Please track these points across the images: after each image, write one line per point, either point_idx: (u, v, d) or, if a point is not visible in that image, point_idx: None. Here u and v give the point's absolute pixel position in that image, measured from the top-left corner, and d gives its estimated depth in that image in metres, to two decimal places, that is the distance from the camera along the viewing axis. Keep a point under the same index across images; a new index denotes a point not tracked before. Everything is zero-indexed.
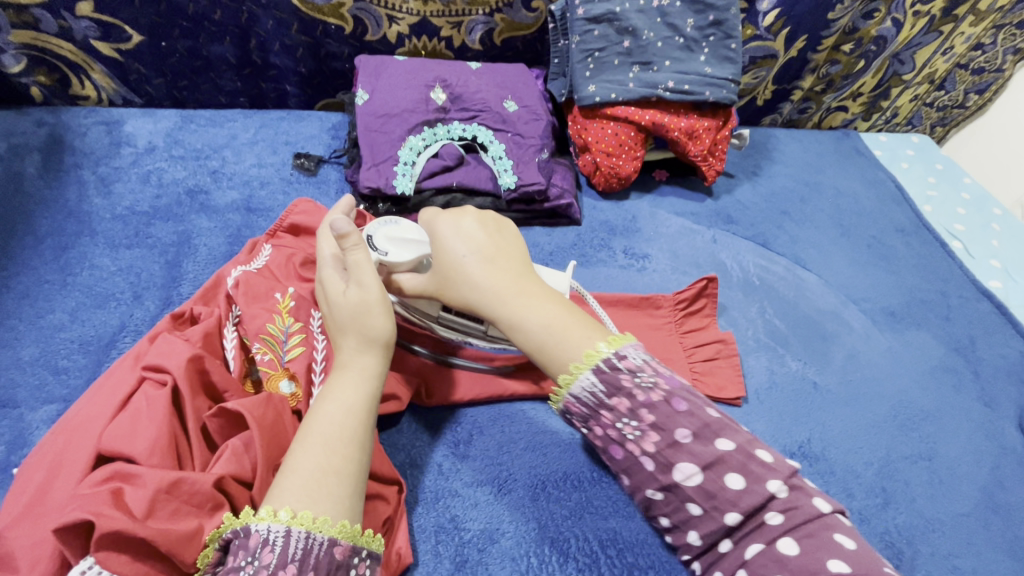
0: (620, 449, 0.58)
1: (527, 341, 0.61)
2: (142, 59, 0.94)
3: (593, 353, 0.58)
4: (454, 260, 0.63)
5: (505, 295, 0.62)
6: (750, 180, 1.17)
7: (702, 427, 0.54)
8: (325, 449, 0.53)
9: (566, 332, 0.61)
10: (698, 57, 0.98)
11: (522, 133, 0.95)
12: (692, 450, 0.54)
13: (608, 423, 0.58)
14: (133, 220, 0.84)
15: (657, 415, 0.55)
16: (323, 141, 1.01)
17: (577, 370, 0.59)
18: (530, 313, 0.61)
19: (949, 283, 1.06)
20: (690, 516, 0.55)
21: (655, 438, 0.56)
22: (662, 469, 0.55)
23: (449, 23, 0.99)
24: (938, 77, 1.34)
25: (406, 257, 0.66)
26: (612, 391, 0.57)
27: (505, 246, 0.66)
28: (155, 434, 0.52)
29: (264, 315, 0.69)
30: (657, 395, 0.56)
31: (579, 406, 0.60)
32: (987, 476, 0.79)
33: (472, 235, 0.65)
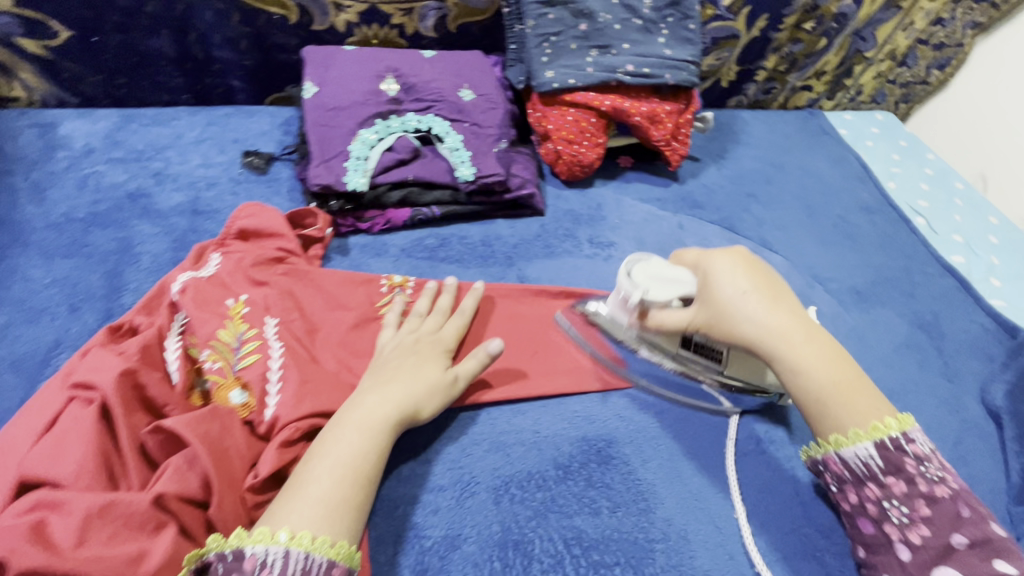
0: (873, 525, 0.61)
1: (814, 389, 0.61)
2: (74, 57, 0.89)
3: (882, 426, 0.60)
4: (733, 299, 0.63)
5: (807, 335, 0.63)
6: (716, 163, 1.16)
7: (944, 510, 0.57)
8: (335, 476, 0.54)
9: (843, 387, 0.61)
10: (656, 38, 0.96)
11: (479, 122, 0.92)
12: (959, 558, 0.55)
13: (869, 497, 0.61)
14: (70, 228, 0.80)
15: (935, 509, 0.57)
16: (274, 137, 0.97)
17: (858, 437, 0.60)
18: (818, 366, 0.62)
19: (913, 259, 1.07)
20: (893, 560, 0.59)
21: (924, 532, 0.57)
22: (914, 563, 0.56)
23: (400, 9, 0.95)
24: (900, 53, 1.35)
25: (663, 294, 0.67)
26: (893, 470, 0.59)
27: (772, 286, 0.66)
28: (84, 457, 0.49)
29: (214, 321, 0.65)
30: (943, 490, 0.57)
31: (843, 468, 0.62)
32: (950, 451, 0.80)
33: (744, 278, 0.65)
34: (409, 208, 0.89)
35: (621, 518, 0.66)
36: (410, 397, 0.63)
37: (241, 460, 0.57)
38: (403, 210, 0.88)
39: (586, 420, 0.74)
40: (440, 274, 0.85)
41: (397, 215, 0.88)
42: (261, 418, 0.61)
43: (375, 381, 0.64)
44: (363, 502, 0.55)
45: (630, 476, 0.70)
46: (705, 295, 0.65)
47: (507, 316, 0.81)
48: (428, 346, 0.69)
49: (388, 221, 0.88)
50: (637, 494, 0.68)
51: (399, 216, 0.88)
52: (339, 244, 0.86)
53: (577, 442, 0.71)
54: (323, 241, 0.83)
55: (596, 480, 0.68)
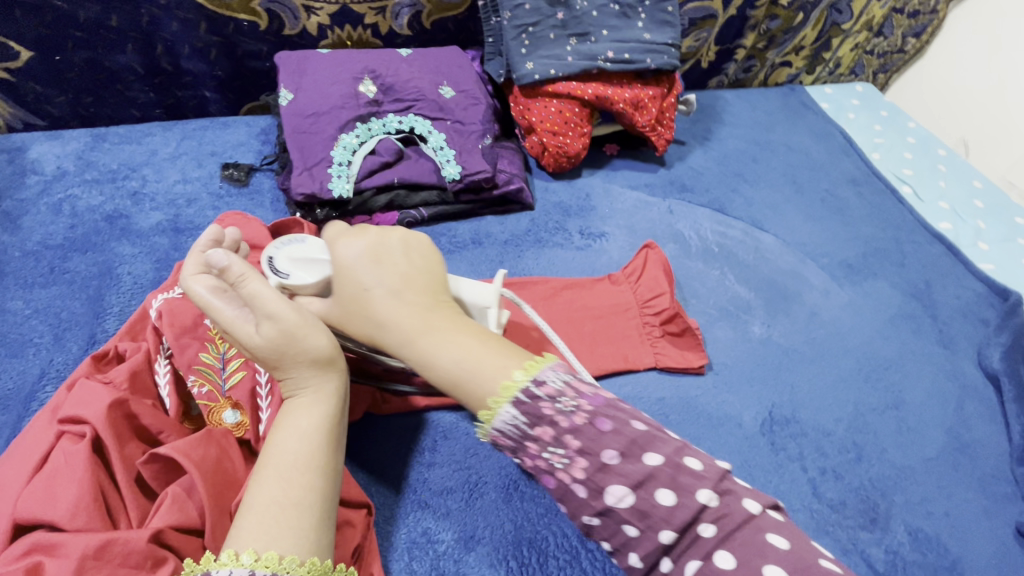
0: (551, 475, 0.50)
1: (444, 376, 0.52)
2: (38, 78, 0.85)
3: (529, 369, 0.50)
4: (362, 290, 0.55)
5: (417, 327, 0.53)
6: (701, 145, 1.16)
7: (585, 435, 0.47)
8: (284, 480, 0.48)
9: (480, 363, 0.51)
10: (635, 23, 0.95)
11: (462, 120, 0.90)
12: (675, 474, 0.46)
13: (535, 454, 0.50)
14: (47, 255, 0.77)
15: (582, 439, 0.47)
16: (253, 147, 0.95)
17: (496, 405, 0.50)
18: (445, 349, 0.52)
19: (901, 229, 1.08)
20: (627, 540, 0.47)
21: (584, 464, 0.47)
22: (594, 495, 0.47)
23: (373, 8, 0.92)
24: (876, 23, 1.34)
25: (310, 279, 0.58)
26: (534, 422, 0.48)
27: (412, 260, 0.57)
28: (78, 493, 0.48)
29: (194, 346, 0.63)
30: (581, 418, 0.48)
31: (506, 437, 0.51)
32: (952, 417, 0.80)
33: (389, 262, 0.56)
34: (397, 212, 0.87)
35: None
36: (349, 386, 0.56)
37: (242, 483, 0.56)
38: (391, 214, 0.86)
39: None
40: None
41: (385, 219, 0.85)
42: (258, 435, 0.61)
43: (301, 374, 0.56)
44: (326, 503, 0.49)
45: None
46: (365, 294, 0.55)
47: None
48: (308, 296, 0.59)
49: (376, 227, 0.85)
50: None
51: (388, 221, 0.85)
52: None
53: None
54: None
55: None
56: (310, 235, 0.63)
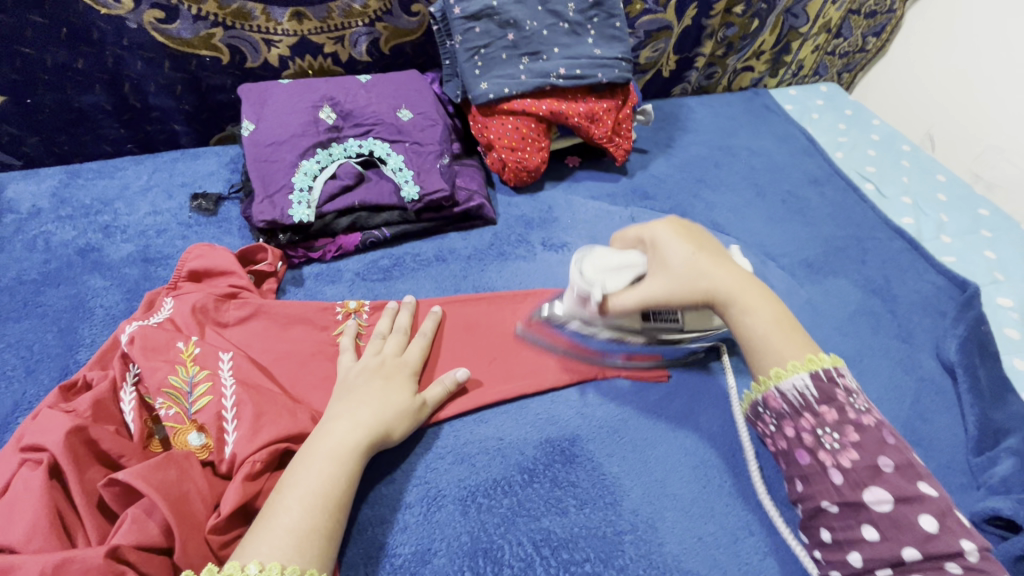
0: (807, 454, 0.59)
1: (758, 332, 0.63)
2: (11, 121, 0.89)
3: (817, 358, 0.60)
4: (685, 263, 0.65)
5: (745, 285, 0.65)
6: (664, 153, 1.18)
7: (867, 434, 0.57)
8: (307, 504, 0.55)
9: (783, 327, 0.63)
10: (585, 40, 0.98)
11: (420, 141, 0.93)
12: (886, 479, 0.54)
13: (804, 428, 0.59)
14: (21, 291, 0.80)
15: (864, 435, 0.57)
16: (222, 177, 0.98)
17: (794, 369, 0.60)
18: (763, 306, 0.64)
19: (863, 226, 1.09)
20: (860, 536, 0.54)
21: (853, 456, 0.56)
22: (849, 487, 0.55)
23: (331, 38, 0.96)
24: (834, 25, 1.36)
25: (619, 283, 0.68)
26: (825, 399, 0.58)
27: (712, 247, 0.69)
28: (37, 517, 0.51)
29: (164, 367, 0.65)
30: (868, 420, 0.58)
31: (781, 401, 0.61)
32: (909, 410, 0.82)
33: (686, 242, 0.67)
34: (359, 233, 0.90)
35: (588, 514, 0.67)
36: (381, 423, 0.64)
37: (204, 501, 0.58)
38: (354, 235, 0.89)
39: (548, 422, 0.75)
40: (396, 293, 0.86)
41: (349, 240, 0.89)
42: (221, 457, 0.62)
43: (338, 408, 0.64)
44: (333, 532, 0.55)
45: (595, 472, 0.71)
46: (657, 260, 0.68)
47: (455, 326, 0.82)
48: (394, 370, 0.70)
49: (339, 248, 0.89)
50: (603, 488, 0.69)
51: (351, 241, 0.89)
52: (293, 276, 0.87)
53: (541, 444, 0.73)
54: (276, 275, 0.84)
55: (561, 479, 0.70)
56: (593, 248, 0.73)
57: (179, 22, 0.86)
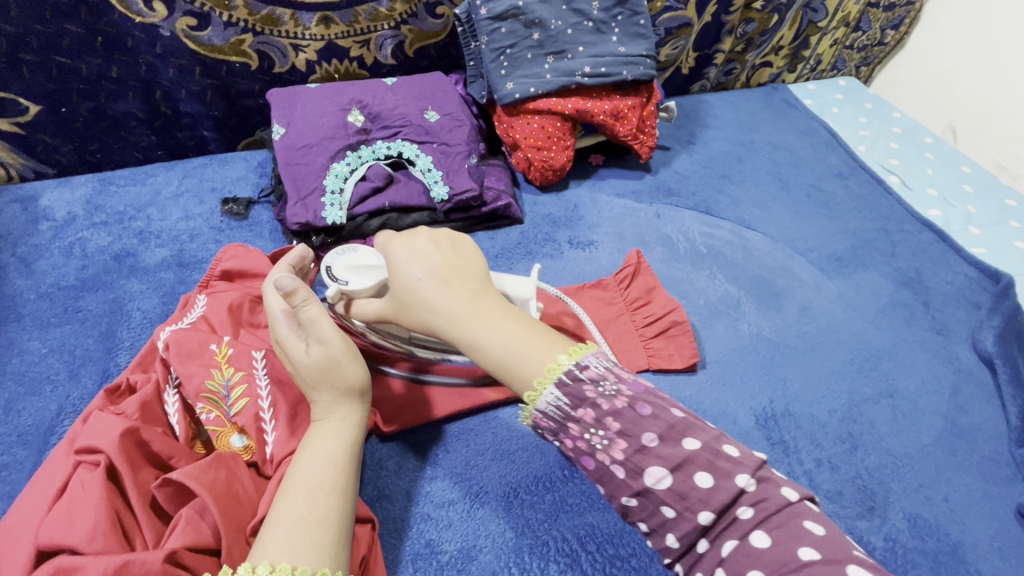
0: (591, 459, 0.55)
1: (492, 360, 0.57)
2: (46, 129, 0.90)
3: (555, 366, 0.55)
4: (408, 285, 0.59)
5: (463, 314, 0.57)
6: (686, 149, 1.18)
7: (625, 418, 0.53)
8: (309, 496, 0.53)
9: (522, 340, 0.57)
10: (609, 38, 0.98)
11: (448, 141, 0.94)
12: (654, 455, 0.51)
13: (577, 436, 0.55)
14: (60, 296, 0.81)
15: (621, 422, 0.53)
16: (251, 181, 0.99)
17: (541, 387, 0.55)
18: (489, 334, 0.57)
19: (890, 219, 1.09)
20: (665, 518, 0.51)
21: (624, 446, 0.53)
22: (633, 476, 0.52)
23: (357, 42, 0.97)
24: (853, 19, 1.36)
25: (365, 285, 0.65)
26: (577, 403, 0.54)
27: (458, 265, 0.61)
28: (95, 518, 0.51)
29: (201, 372, 0.65)
30: (621, 402, 0.53)
31: (546, 419, 0.57)
32: (948, 402, 0.81)
33: (429, 258, 0.60)
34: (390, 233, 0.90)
35: None
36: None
37: (252, 503, 0.59)
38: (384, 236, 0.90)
39: None
40: None
41: None
42: (264, 457, 0.63)
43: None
44: (343, 519, 0.53)
45: None
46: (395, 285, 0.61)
47: None
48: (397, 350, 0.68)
49: (371, 249, 0.89)
50: None
51: None
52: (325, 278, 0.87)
53: None
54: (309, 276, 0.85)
55: None
56: (360, 245, 0.70)
57: (211, 29, 0.87)
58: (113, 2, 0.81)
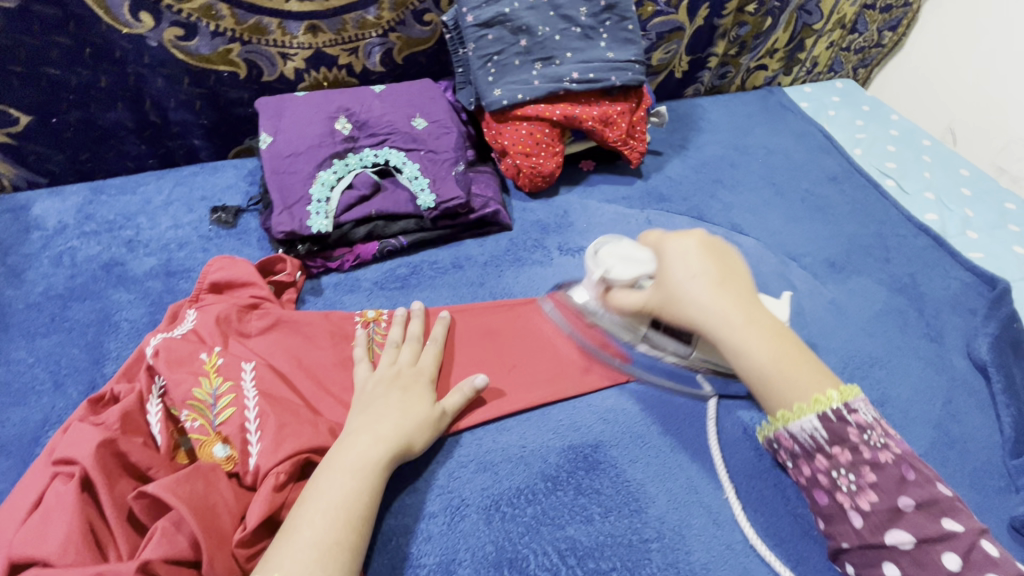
0: (825, 496, 0.61)
1: (750, 366, 0.62)
2: (37, 139, 0.91)
3: (823, 397, 0.59)
4: (681, 284, 0.64)
5: (749, 317, 0.63)
6: (679, 154, 1.17)
7: (886, 472, 0.58)
8: (330, 517, 0.55)
9: (789, 363, 0.61)
10: (597, 43, 0.98)
11: (435, 149, 0.94)
12: (908, 520, 0.56)
13: (820, 469, 0.60)
14: (49, 306, 0.82)
15: (880, 476, 0.58)
16: (240, 190, 0.99)
17: (802, 412, 0.60)
18: (751, 343, 0.62)
19: (885, 223, 1.07)
20: (884, 574, 0.56)
21: (873, 498, 0.57)
22: (869, 530, 0.57)
23: (345, 50, 0.97)
24: (849, 21, 1.34)
25: (625, 274, 0.68)
26: (836, 441, 0.59)
27: (727, 267, 0.67)
28: (68, 529, 0.51)
29: (189, 379, 0.66)
30: (886, 456, 0.58)
31: (793, 442, 0.62)
32: (941, 411, 0.80)
33: (700, 261, 0.65)
34: (376, 241, 0.90)
35: (614, 522, 0.66)
36: (403, 437, 0.64)
37: (230, 513, 0.58)
38: (371, 244, 0.90)
39: (570, 428, 0.74)
40: (415, 301, 0.87)
41: (366, 249, 0.90)
42: (246, 469, 0.62)
43: (360, 418, 0.64)
44: (360, 541, 0.56)
45: (620, 479, 0.70)
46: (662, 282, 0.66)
47: (468, 335, 0.81)
48: (411, 380, 0.70)
49: (357, 257, 0.89)
50: (628, 496, 0.69)
51: (368, 251, 0.90)
52: (312, 286, 0.87)
53: (563, 451, 0.72)
54: (296, 284, 0.85)
55: (585, 486, 0.69)
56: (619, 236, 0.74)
57: (198, 39, 0.88)
58: (101, 14, 0.81)
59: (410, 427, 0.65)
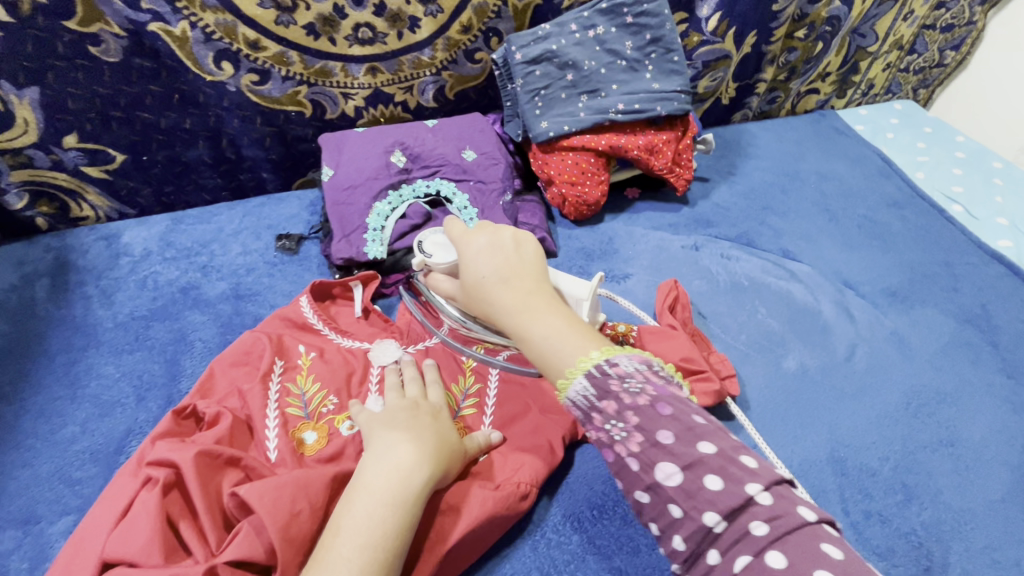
0: (610, 452, 0.53)
1: (534, 350, 0.56)
2: (129, 174, 1.01)
3: (588, 357, 0.53)
4: (476, 278, 0.60)
5: (520, 315, 0.57)
6: (726, 180, 1.16)
7: (645, 413, 0.51)
8: (363, 555, 0.52)
9: (568, 340, 0.55)
10: (643, 75, 0.99)
11: (484, 179, 0.98)
12: (670, 452, 0.49)
13: (598, 427, 0.53)
14: (133, 325, 0.90)
15: (640, 416, 0.50)
16: (303, 218, 1.06)
17: (571, 375, 0.53)
18: (540, 327, 0.56)
19: (952, 251, 1.02)
20: (677, 522, 0.48)
21: (638, 439, 0.50)
22: (645, 470, 0.50)
23: (401, 88, 1.03)
24: (906, 42, 1.31)
25: (442, 259, 0.71)
26: (602, 395, 0.52)
27: (520, 260, 0.61)
28: (148, 536, 0.56)
29: (339, 374, 0.78)
30: (643, 398, 0.51)
31: (576, 410, 0.54)
32: (1019, 454, 0.75)
33: (490, 251, 0.61)
34: None
35: (662, 554, 0.66)
36: (439, 468, 0.60)
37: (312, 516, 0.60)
38: None
39: None
40: None
41: None
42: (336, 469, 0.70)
43: (395, 439, 0.60)
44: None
45: None
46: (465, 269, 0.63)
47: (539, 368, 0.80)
48: (429, 408, 0.67)
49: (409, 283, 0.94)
50: None
51: None
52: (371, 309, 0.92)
53: (610, 480, 0.72)
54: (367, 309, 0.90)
55: (633, 516, 0.69)
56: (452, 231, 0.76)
57: (271, 83, 0.96)
58: (188, 64, 0.90)
59: (445, 454, 0.62)
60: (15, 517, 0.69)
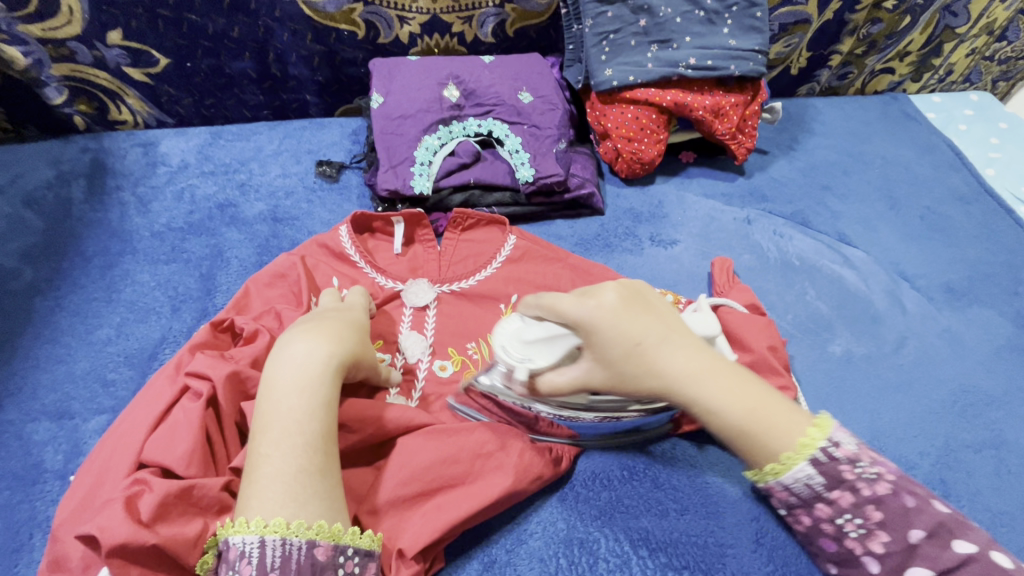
0: (834, 543, 0.57)
1: (739, 424, 0.54)
2: (171, 81, 0.97)
3: (807, 441, 0.54)
4: (634, 346, 0.54)
5: (715, 377, 0.55)
6: (786, 155, 1.10)
7: (888, 507, 0.53)
8: (282, 447, 0.50)
9: (770, 404, 0.55)
10: (720, 29, 0.93)
11: (538, 124, 0.93)
12: (922, 553, 0.52)
13: (822, 518, 0.56)
14: (170, 236, 0.88)
15: (885, 513, 0.53)
16: (344, 147, 1.02)
17: (792, 459, 0.54)
18: (731, 397, 0.55)
19: (1016, 253, 0.97)
20: None
21: (883, 538, 0.53)
22: (889, 572, 0.53)
23: (460, 18, 0.97)
24: (998, 26, 1.21)
25: (549, 358, 0.56)
26: (833, 485, 0.54)
27: (666, 317, 0.58)
28: (177, 447, 0.55)
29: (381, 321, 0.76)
30: (883, 488, 0.53)
31: (787, 492, 0.56)
32: None
33: (639, 314, 0.55)
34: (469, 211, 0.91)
35: (690, 521, 0.65)
36: (344, 351, 0.56)
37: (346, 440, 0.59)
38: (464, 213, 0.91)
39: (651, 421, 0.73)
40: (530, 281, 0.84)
41: None
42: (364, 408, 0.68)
43: (289, 336, 0.57)
44: (314, 457, 0.51)
45: (699, 480, 0.68)
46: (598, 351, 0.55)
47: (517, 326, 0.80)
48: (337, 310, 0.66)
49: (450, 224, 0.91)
50: (706, 498, 0.67)
51: None
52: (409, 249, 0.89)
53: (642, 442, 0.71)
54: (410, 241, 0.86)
55: (663, 480, 0.68)
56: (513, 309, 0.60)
57: None
58: None
59: (348, 337, 0.58)
60: (50, 410, 0.70)
